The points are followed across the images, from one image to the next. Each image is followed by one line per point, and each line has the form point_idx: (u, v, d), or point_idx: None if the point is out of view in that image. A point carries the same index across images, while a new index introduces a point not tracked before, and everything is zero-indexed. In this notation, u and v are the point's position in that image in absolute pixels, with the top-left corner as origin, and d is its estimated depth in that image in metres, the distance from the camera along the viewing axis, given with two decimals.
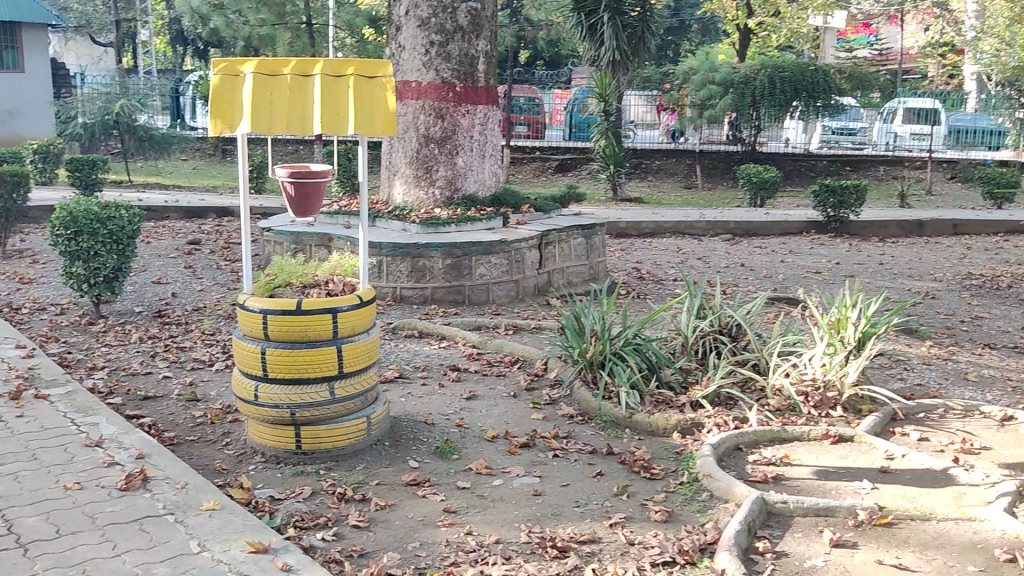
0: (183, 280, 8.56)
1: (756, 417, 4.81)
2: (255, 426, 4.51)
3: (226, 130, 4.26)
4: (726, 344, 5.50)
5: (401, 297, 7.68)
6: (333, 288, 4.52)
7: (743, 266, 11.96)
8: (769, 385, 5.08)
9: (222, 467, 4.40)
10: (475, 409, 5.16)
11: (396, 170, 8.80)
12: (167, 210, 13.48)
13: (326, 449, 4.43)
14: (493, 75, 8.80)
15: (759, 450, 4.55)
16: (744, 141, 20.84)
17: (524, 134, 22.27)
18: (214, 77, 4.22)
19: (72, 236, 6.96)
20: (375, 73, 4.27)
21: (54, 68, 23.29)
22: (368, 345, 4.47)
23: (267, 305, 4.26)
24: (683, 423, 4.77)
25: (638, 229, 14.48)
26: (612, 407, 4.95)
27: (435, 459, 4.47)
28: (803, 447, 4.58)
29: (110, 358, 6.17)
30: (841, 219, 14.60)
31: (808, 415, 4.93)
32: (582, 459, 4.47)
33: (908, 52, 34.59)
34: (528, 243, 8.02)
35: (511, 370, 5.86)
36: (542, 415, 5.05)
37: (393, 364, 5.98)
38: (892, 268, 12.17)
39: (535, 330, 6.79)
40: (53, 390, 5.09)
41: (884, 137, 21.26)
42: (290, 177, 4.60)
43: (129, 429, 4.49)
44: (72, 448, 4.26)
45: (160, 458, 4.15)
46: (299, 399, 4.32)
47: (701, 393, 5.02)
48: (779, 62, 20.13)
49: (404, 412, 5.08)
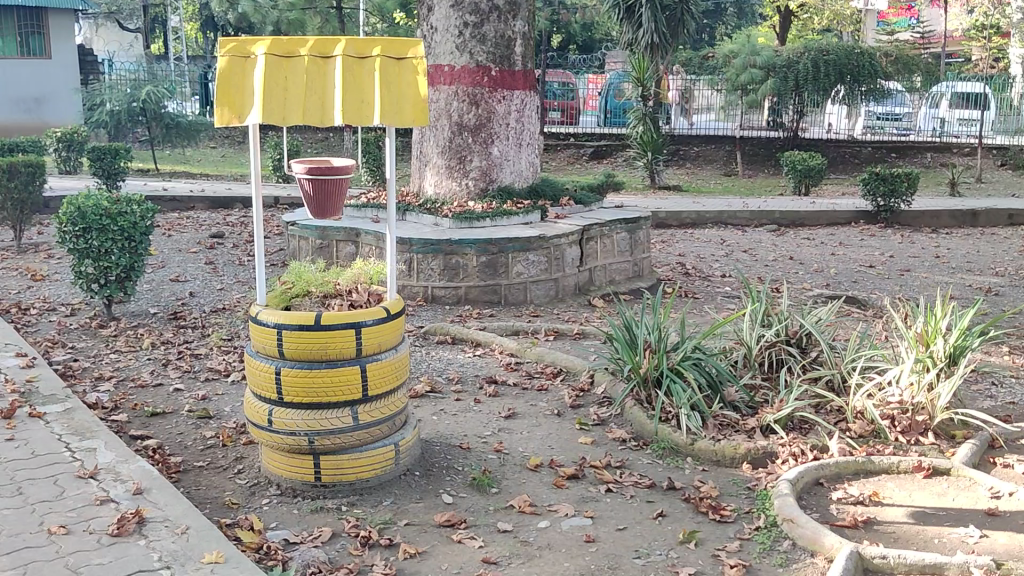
0: (201, 278, 8.05)
1: (837, 446, 4.22)
2: (269, 453, 3.98)
3: (234, 121, 3.71)
4: (796, 358, 4.94)
5: (433, 297, 7.15)
6: (356, 298, 3.99)
7: (792, 259, 11.37)
8: (849, 407, 4.47)
9: (232, 502, 3.89)
10: (515, 432, 4.61)
11: (427, 161, 8.26)
12: (193, 199, 13.01)
13: (350, 481, 3.90)
14: (530, 57, 8.23)
15: (843, 485, 3.98)
16: (784, 126, 20.06)
17: (557, 120, 21.58)
18: (222, 59, 3.69)
19: (81, 233, 6.48)
20: (404, 53, 3.73)
21: (81, 54, 22.77)
22: (396, 365, 3.93)
23: (282, 319, 3.73)
24: (755, 453, 4.19)
25: (680, 219, 13.86)
26: (671, 431, 4.38)
27: (472, 494, 3.93)
28: (893, 483, 4.00)
29: (119, 366, 5.69)
30: (892, 209, 13.86)
31: (895, 442, 4.32)
32: (640, 495, 3.92)
33: (953, 35, 33.65)
34: (568, 239, 7.46)
35: (553, 385, 5.30)
36: (590, 439, 4.50)
37: (424, 376, 5.44)
38: (950, 261, 11.52)
39: (578, 335, 6.24)
40: (50, 408, 4.60)
41: (929, 123, 20.26)
42: (308, 174, 4.01)
43: (129, 457, 4.00)
44: (63, 481, 3.77)
45: (160, 493, 3.65)
46: (318, 425, 3.78)
47: (772, 417, 4.41)
48: (824, 44, 19.20)
49: (436, 434, 4.53)
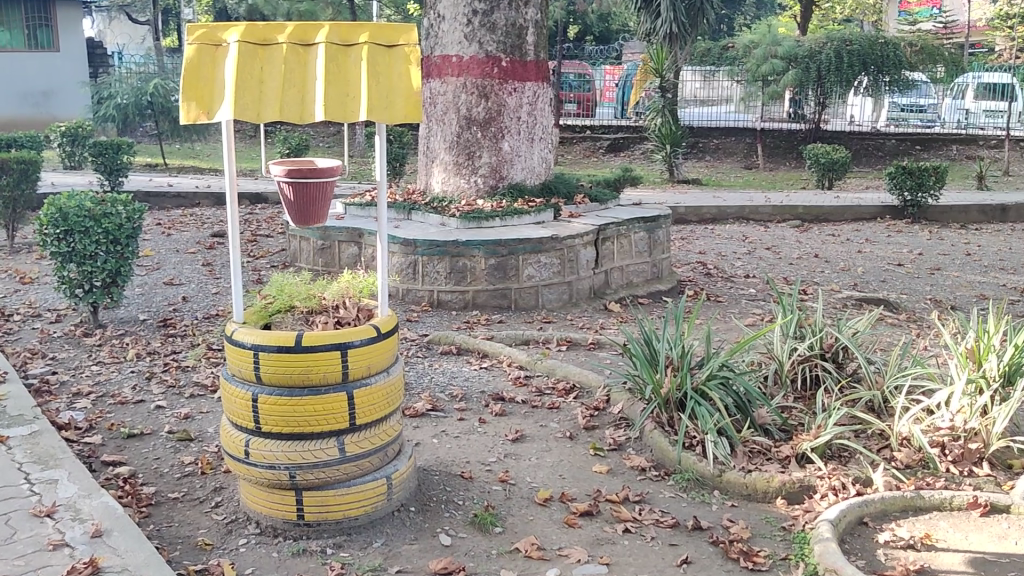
0: (197, 281, 7.67)
1: (883, 479, 3.78)
2: (247, 488, 3.56)
3: (202, 119, 3.26)
4: (832, 376, 4.51)
5: (439, 302, 6.73)
6: (344, 315, 3.57)
7: (817, 257, 10.90)
8: (894, 433, 4.02)
9: (205, 542, 3.48)
10: (523, 458, 4.19)
11: (433, 157, 7.83)
12: (198, 196, 12.63)
13: (336, 520, 3.48)
14: (543, 48, 7.80)
15: (890, 525, 3.54)
16: (807, 118, 19.70)
17: (572, 112, 21.41)
18: (189, 48, 3.27)
19: (62, 235, 6.08)
20: (395, 40, 3.31)
21: (91, 47, 22.48)
22: (388, 390, 3.51)
23: (260, 339, 3.31)
24: (790, 487, 3.76)
25: (700, 215, 13.38)
26: (696, 460, 3.95)
27: (472, 533, 3.52)
28: (946, 522, 3.56)
29: (100, 380, 5.30)
30: (920, 204, 13.33)
31: (947, 473, 3.87)
32: (662, 536, 3.50)
33: (975, 25, 32.69)
34: (582, 239, 7.01)
35: (565, 402, 4.87)
36: (606, 468, 4.08)
37: (425, 393, 5.01)
38: (982, 259, 11.01)
39: (594, 346, 5.82)
40: (14, 431, 4.20)
41: (953, 114, 19.73)
42: (288, 176, 3.54)
43: (92, 491, 3.59)
44: (16, 520, 3.37)
45: (122, 536, 3.25)
46: (300, 459, 3.36)
47: (809, 445, 3.96)
48: (847, 34, 18.63)
49: (436, 461, 4.11)
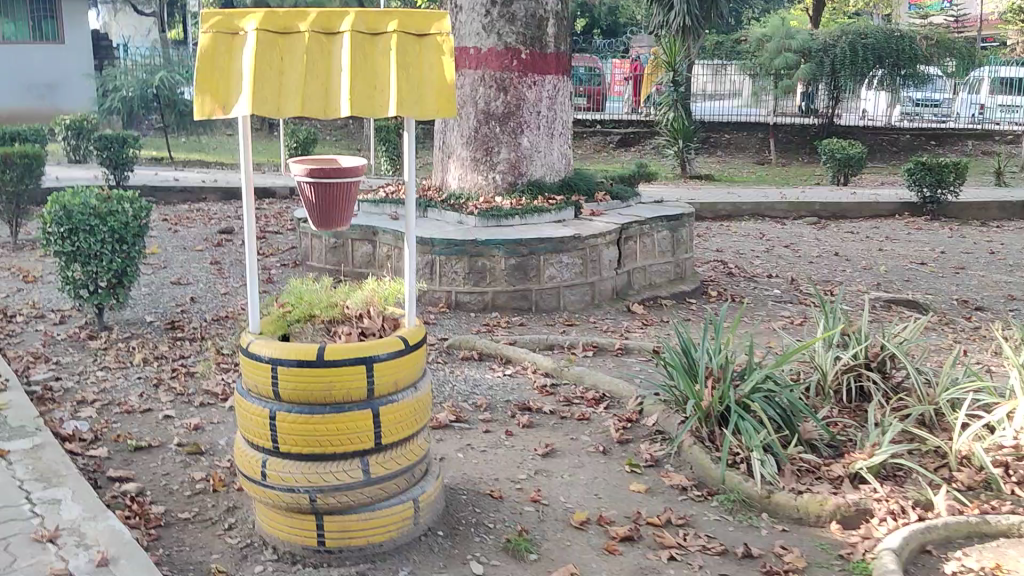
0: (205, 281, 7.43)
1: (945, 502, 3.53)
2: (264, 511, 3.31)
3: (217, 112, 3.02)
4: (880, 387, 4.25)
5: (457, 304, 6.48)
6: (368, 325, 3.33)
7: (838, 255, 10.63)
8: (953, 451, 3.76)
9: (219, 569, 3.23)
10: (555, 475, 3.94)
11: (450, 152, 7.57)
12: (205, 190, 12.40)
13: (359, 547, 3.22)
14: (563, 40, 7.54)
15: (957, 554, 3.29)
16: (819, 113, 19.41)
17: (581, 106, 20.92)
18: (203, 37, 3.02)
19: (67, 234, 5.83)
20: (425, 29, 3.05)
21: (97, 39, 22.27)
22: (415, 406, 3.26)
23: (279, 353, 3.06)
24: (845, 509, 3.51)
25: (714, 211, 13.06)
26: (741, 480, 3.70)
27: (506, 560, 3.27)
28: (1016, 550, 3.31)
29: (105, 386, 5.06)
30: (938, 200, 13.08)
31: (1012, 495, 3.62)
32: (710, 565, 3.25)
33: (986, 18, 32.33)
34: (605, 239, 6.75)
35: (596, 413, 4.62)
36: (645, 486, 3.83)
37: (448, 402, 4.76)
38: (1006, 258, 10.74)
39: (621, 351, 5.56)
40: (15, 445, 3.96)
41: (968, 108, 19.53)
42: (309, 175, 3.29)
43: (97, 513, 3.35)
44: (15, 546, 3.13)
45: (129, 565, 3.00)
46: (321, 481, 3.11)
47: (863, 464, 3.70)
48: (862, 26, 18.32)
49: (463, 478, 3.86)
